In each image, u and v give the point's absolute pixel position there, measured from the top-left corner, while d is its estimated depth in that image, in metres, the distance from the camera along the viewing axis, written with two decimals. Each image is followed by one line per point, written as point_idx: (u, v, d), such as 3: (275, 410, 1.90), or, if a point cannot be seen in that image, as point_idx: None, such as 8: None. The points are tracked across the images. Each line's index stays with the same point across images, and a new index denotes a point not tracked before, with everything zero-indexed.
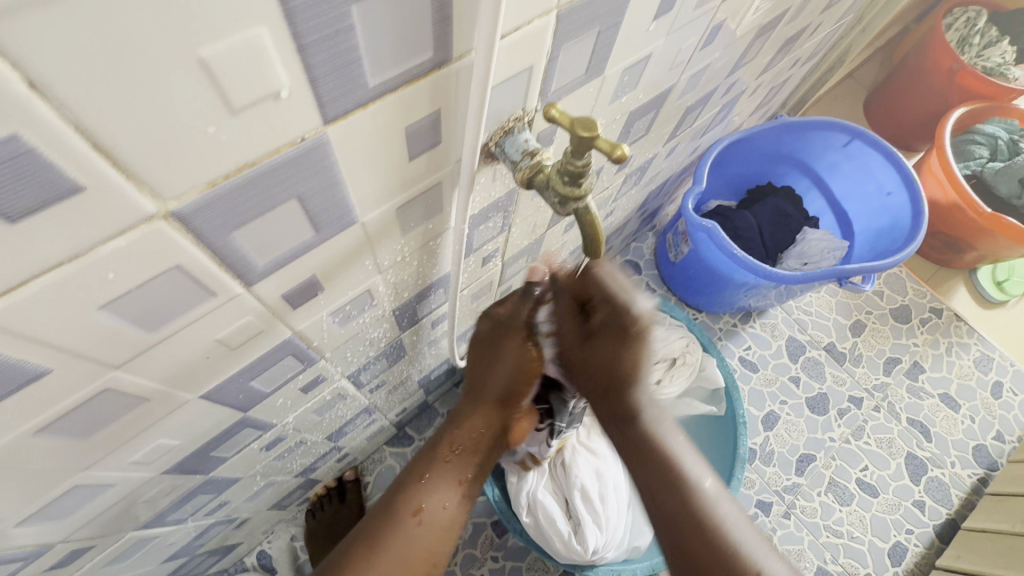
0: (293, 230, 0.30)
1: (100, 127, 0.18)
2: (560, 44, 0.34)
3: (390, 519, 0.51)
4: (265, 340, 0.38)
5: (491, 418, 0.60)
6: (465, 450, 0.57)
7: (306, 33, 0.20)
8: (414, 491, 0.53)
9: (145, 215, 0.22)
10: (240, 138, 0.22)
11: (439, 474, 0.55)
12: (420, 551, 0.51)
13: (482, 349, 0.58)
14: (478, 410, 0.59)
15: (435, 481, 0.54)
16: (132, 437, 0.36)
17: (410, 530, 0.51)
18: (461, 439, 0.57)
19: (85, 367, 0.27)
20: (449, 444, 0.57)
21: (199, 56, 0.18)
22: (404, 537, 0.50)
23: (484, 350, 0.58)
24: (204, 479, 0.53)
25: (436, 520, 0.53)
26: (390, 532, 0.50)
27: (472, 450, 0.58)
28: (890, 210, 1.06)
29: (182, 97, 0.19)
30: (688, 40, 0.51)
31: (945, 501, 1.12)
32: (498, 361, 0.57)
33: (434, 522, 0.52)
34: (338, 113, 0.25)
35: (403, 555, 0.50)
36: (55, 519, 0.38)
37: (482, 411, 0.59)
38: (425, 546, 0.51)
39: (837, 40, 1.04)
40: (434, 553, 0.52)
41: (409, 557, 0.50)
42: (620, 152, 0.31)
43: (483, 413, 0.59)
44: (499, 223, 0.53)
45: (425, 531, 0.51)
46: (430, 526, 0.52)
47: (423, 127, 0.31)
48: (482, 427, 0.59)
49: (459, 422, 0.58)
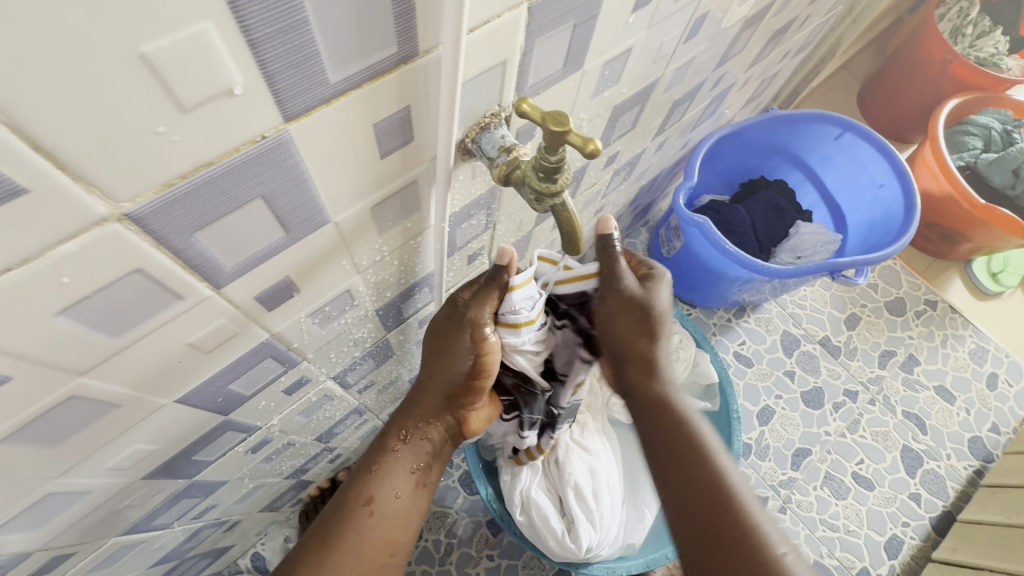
0: (260, 231, 0.29)
1: (39, 128, 0.17)
2: (534, 37, 0.34)
3: (342, 513, 0.51)
4: (241, 342, 0.37)
5: (440, 407, 0.58)
6: (414, 439, 0.56)
7: (256, 28, 0.20)
8: (365, 484, 0.53)
9: (97, 218, 0.21)
10: (193, 137, 0.21)
11: (388, 464, 0.54)
12: (375, 542, 0.51)
13: (427, 339, 0.55)
14: (426, 398, 0.57)
15: (386, 471, 0.54)
16: (106, 443, 0.35)
17: (363, 522, 0.51)
18: (410, 429, 0.56)
19: (47, 373, 0.26)
20: (398, 434, 0.56)
21: (141, 53, 0.18)
22: (358, 530, 0.50)
23: (434, 340, 0.55)
24: (189, 483, 0.52)
25: (389, 508, 0.53)
26: (342, 526, 0.50)
27: (423, 438, 0.57)
28: (882, 203, 1.05)
29: (126, 94, 0.18)
30: (671, 32, 0.50)
31: (940, 493, 1.12)
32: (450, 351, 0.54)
33: (387, 513, 0.52)
34: (299, 110, 0.24)
35: (358, 547, 0.50)
36: (31, 527, 0.37)
37: (427, 399, 0.57)
38: (381, 537, 0.51)
39: (828, 32, 1.03)
40: (391, 542, 0.52)
41: (365, 548, 0.50)
42: (592, 147, 0.30)
43: (431, 402, 0.57)
44: (483, 221, 0.53)
45: (378, 522, 0.52)
46: (384, 517, 0.52)
47: (393, 124, 0.30)
48: (429, 417, 0.57)
49: (408, 412, 0.57)
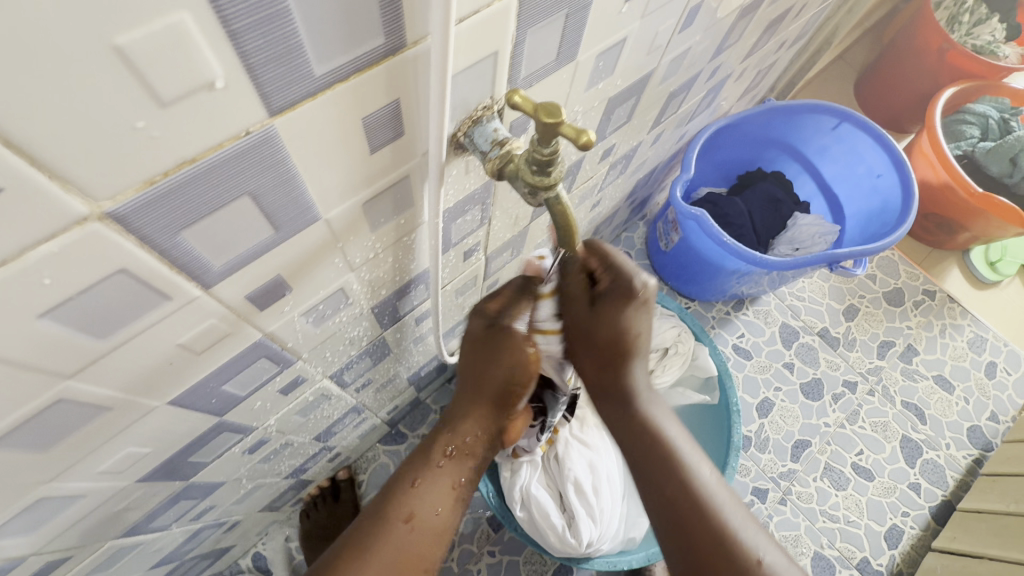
0: (248, 229, 0.29)
1: (10, 123, 0.17)
2: (526, 28, 0.33)
3: (380, 523, 0.50)
4: (233, 343, 0.37)
5: (486, 421, 0.58)
6: (459, 455, 0.56)
7: (236, 19, 0.19)
8: (406, 496, 0.52)
9: (77, 218, 0.21)
10: (174, 132, 0.21)
11: (431, 478, 0.54)
12: (411, 558, 0.49)
13: (469, 351, 0.56)
14: (472, 413, 0.58)
15: (429, 486, 0.53)
16: (99, 444, 0.35)
17: (402, 535, 0.50)
18: (456, 444, 0.56)
19: (33, 376, 0.26)
20: (443, 448, 0.56)
21: (115, 44, 0.17)
22: (396, 543, 0.49)
23: (474, 353, 0.55)
24: (185, 485, 0.52)
25: (428, 525, 0.52)
26: (379, 537, 0.49)
27: (468, 456, 0.57)
28: (880, 193, 1.05)
29: (103, 87, 0.18)
30: (666, 22, 0.49)
31: (940, 483, 1.12)
32: (487, 364, 0.55)
33: (426, 527, 0.51)
34: (283, 104, 0.24)
35: (395, 561, 0.48)
36: (24, 533, 0.37)
37: (477, 415, 0.58)
38: (417, 551, 0.50)
39: (824, 22, 1.02)
40: (426, 557, 0.51)
41: (400, 562, 0.49)
42: (585, 139, 0.29)
43: (478, 415, 0.58)
44: (477, 216, 0.52)
45: (417, 537, 0.50)
46: (422, 531, 0.51)
47: (381, 119, 0.29)
48: (476, 432, 0.58)
49: (453, 426, 0.57)
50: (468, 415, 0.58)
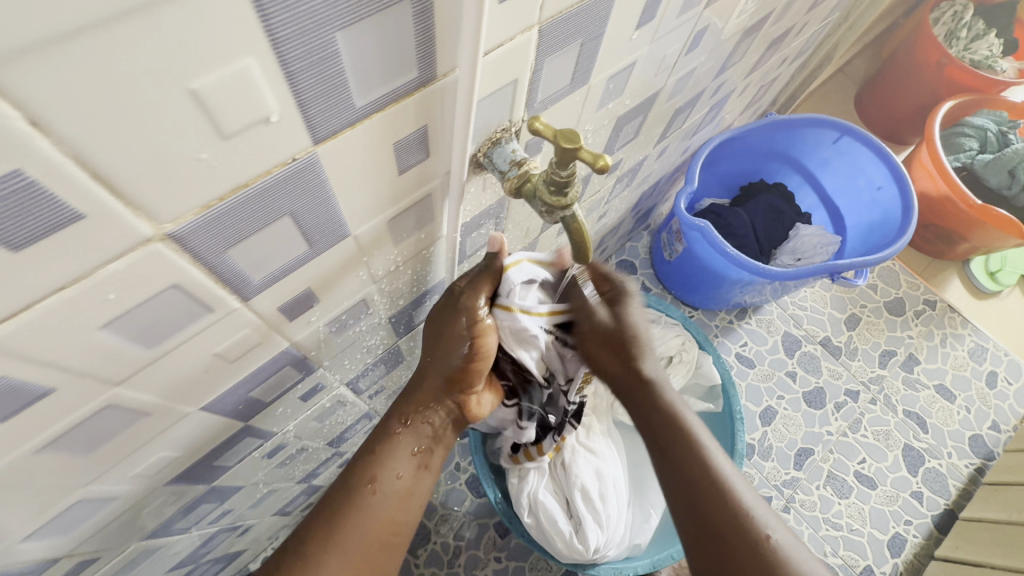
0: (287, 246, 0.31)
1: (96, 158, 0.19)
2: (544, 56, 0.35)
3: (346, 491, 0.50)
4: (263, 351, 0.39)
5: (440, 391, 0.58)
6: (415, 423, 0.56)
7: (293, 61, 0.21)
8: (370, 463, 0.53)
9: (142, 239, 0.23)
10: (230, 161, 0.23)
11: (393, 444, 0.54)
12: (378, 521, 0.50)
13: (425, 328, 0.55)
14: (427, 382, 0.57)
15: (389, 454, 0.54)
16: (137, 448, 0.36)
17: (366, 500, 0.50)
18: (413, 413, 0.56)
19: (87, 384, 0.27)
20: (402, 418, 0.56)
21: (190, 88, 0.19)
22: (363, 507, 0.50)
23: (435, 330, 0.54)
24: (208, 488, 0.53)
25: (394, 492, 0.52)
26: (345, 505, 0.50)
27: (425, 422, 0.57)
28: (880, 205, 1.06)
29: (178, 126, 0.20)
30: (673, 46, 0.52)
31: (942, 491, 1.13)
32: (441, 349, 0.55)
33: (391, 491, 0.52)
34: (327, 133, 0.26)
35: (365, 531, 0.49)
36: (61, 533, 0.38)
37: (431, 384, 0.57)
38: (385, 514, 0.51)
39: (824, 39, 1.05)
40: (395, 520, 0.52)
41: (368, 525, 0.50)
42: (602, 163, 0.31)
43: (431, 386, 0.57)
44: (491, 230, 0.54)
45: (385, 504, 0.51)
46: (387, 494, 0.52)
47: (411, 142, 0.31)
48: (429, 401, 0.57)
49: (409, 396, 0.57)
50: (419, 386, 0.57)
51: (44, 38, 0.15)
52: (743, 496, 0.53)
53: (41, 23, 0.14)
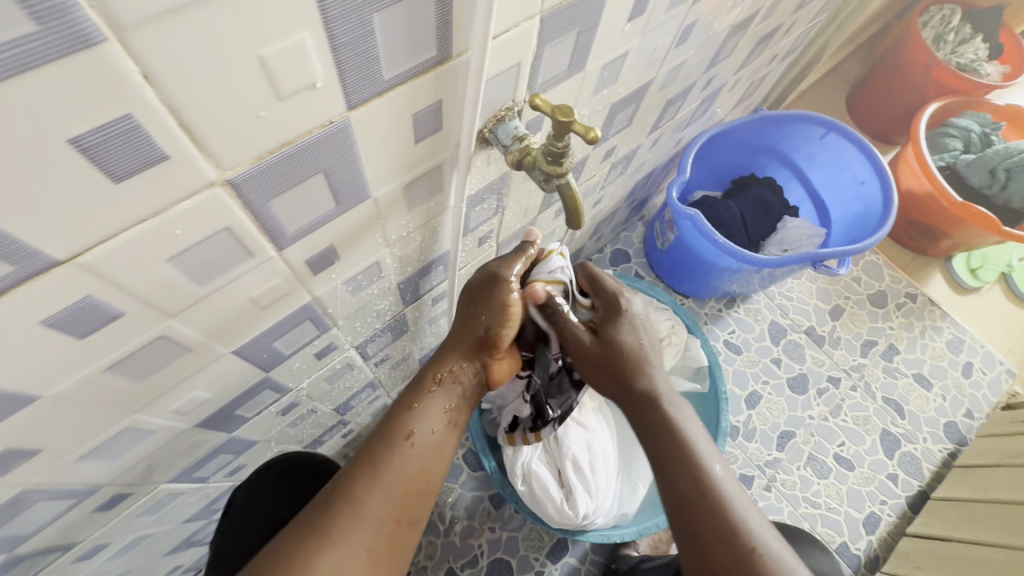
0: (318, 201, 0.35)
1: (184, 108, 0.23)
2: (545, 43, 0.40)
3: (385, 443, 0.54)
4: (289, 301, 0.43)
5: (473, 353, 0.61)
6: (448, 385, 0.60)
7: (338, 36, 0.26)
8: (406, 418, 0.56)
9: (208, 182, 0.27)
10: (282, 120, 0.27)
11: (427, 402, 0.58)
12: (414, 472, 0.54)
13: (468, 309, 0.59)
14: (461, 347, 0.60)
15: (423, 410, 0.57)
16: (177, 383, 0.41)
17: (404, 452, 0.54)
18: (445, 374, 0.60)
19: (149, 311, 0.32)
20: (435, 378, 0.60)
21: (260, 55, 0.24)
22: (400, 459, 0.54)
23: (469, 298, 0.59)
24: (228, 437, 0.58)
25: (428, 444, 0.56)
26: (386, 455, 0.53)
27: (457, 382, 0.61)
28: (863, 199, 1.12)
29: (246, 87, 0.24)
30: (663, 39, 0.56)
31: (916, 474, 1.19)
32: (473, 313, 0.59)
33: (425, 444, 0.56)
34: (359, 101, 0.30)
35: (402, 476, 0.53)
36: (106, 460, 0.43)
37: (461, 351, 0.61)
38: (419, 465, 0.55)
39: (812, 38, 1.10)
40: (428, 472, 0.55)
41: (405, 475, 0.53)
42: (592, 135, 0.36)
43: (463, 351, 0.61)
44: (493, 205, 0.59)
45: (420, 454, 0.55)
46: (422, 447, 0.56)
47: (427, 114, 0.36)
48: (463, 364, 0.61)
49: (443, 358, 0.60)
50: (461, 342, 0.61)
51: (165, 8, 0.19)
52: (718, 454, 0.58)
53: None
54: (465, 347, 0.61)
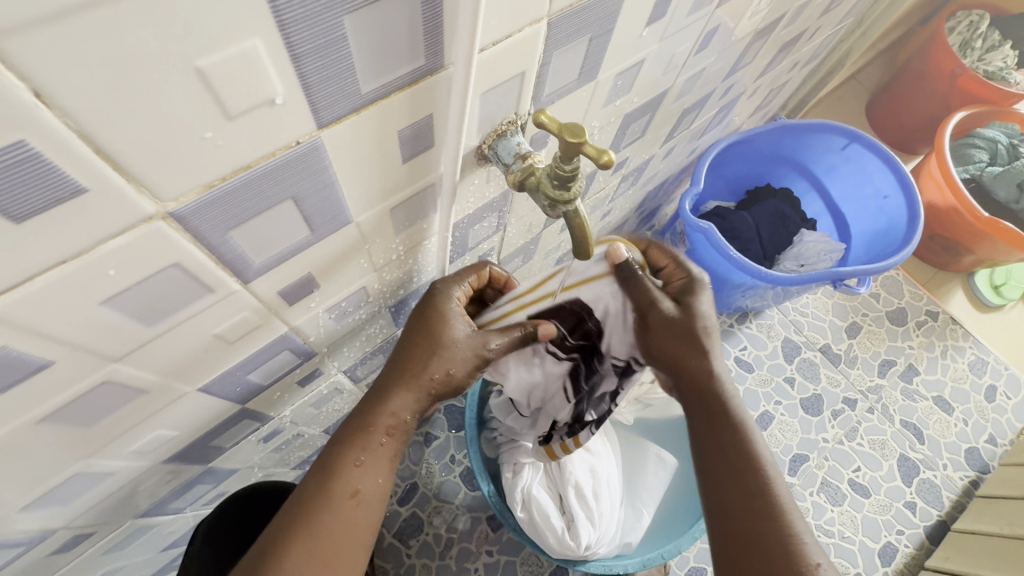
0: (288, 230, 0.31)
1: (100, 132, 0.19)
2: (552, 50, 0.35)
3: (324, 504, 0.44)
4: (262, 334, 0.39)
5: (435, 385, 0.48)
6: (403, 429, 0.48)
7: (300, 44, 0.21)
8: (349, 471, 0.45)
9: (144, 216, 0.23)
10: (234, 142, 0.23)
11: (377, 449, 0.46)
12: (360, 531, 0.45)
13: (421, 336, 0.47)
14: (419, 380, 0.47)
15: (371, 464, 0.46)
16: (134, 425, 0.37)
17: (347, 513, 0.44)
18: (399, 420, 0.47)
19: (86, 358, 0.28)
20: (384, 425, 0.46)
21: (196, 66, 0.19)
22: (344, 522, 0.44)
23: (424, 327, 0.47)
24: (203, 469, 0.54)
25: (377, 499, 0.46)
26: (325, 519, 0.43)
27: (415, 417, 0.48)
28: (887, 213, 1.06)
29: (183, 105, 0.20)
30: (683, 45, 0.51)
31: (935, 502, 1.13)
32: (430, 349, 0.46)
33: (374, 497, 0.46)
34: (332, 118, 0.26)
35: (346, 544, 0.44)
36: (57, 506, 0.39)
37: (417, 389, 0.47)
38: (366, 523, 0.45)
39: (837, 44, 1.04)
40: (376, 524, 0.46)
41: (350, 538, 0.44)
42: (606, 159, 0.31)
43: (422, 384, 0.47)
44: (494, 223, 0.54)
45: (368, 513, 0.46)
46: (369, 502, 0.46)
47: (415, 131, 0.31)
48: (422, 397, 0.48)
49: (393, 395, 0.47)
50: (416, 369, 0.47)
51: (54, 11, 0.15)
52: None
53: None
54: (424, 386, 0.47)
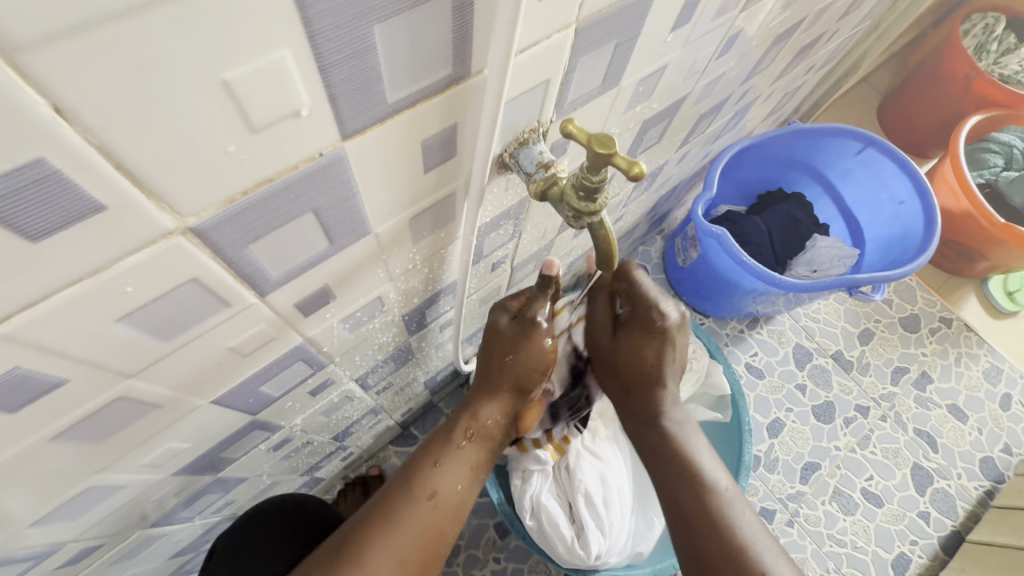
0: (307, 242, 0.30)
1: (122, 148, 0.18)
2: (578, 57, 0.34)
3: (407, 499, 0.49)
4: (276, 346, 0.38)
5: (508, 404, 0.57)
6: (477, 441, 0.55)
7: (328, 54, 0.20)
8: (430, 473, 0.51)
9: (164, 231, 0.22)
10: (257, 156, 0.22)
11: (454, 457, 0.53)
12: (432, 534, 0.48)
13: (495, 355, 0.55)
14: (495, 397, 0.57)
15: (449, 465, 0.52)
16: (146, 439, 0.36)
17: (425, 512, 0.49)
18: (478, 428, 0.55)
19: (99, 375, 0.27)
20: (465, 430, 0.55)
21: (222, 78, 0.18)
22: (422, 519, 0.48)
23: (499, 341, 0.55)
24: (214, 479, 0.53)
25: (449, 506, 0.51)
26: (406, 513, 0.48)
27: (487, 435, 0.56)
28: (902, 219, 1.04)
29: (207, 119, 0.19)
30: (705, 50, 0.50)
31: (950, 513, 1.11)
32: (508, 363, 0.55)
33: (448, 504, 0.50)
34: (356, 129, 0.25)
35: (417, 541, 0.47)
36: (67, 519, 0.38)
37: (497, 401, 0.56)
38: (439, 527, 0.49)
39: (853, 47, 1.03)
40: (445, 535, 0.50)
41: (422, 538, 0.48)
42: (637, 170, 0.30)
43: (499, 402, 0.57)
44: (509, 231, 0.53)
45: (440, 517, 0.49)
46: (444, 508, 0.50)
47: (438, 141, 0.31)
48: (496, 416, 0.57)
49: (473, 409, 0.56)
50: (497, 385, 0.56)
51: (79, 23, 0.14)
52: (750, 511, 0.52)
53: (76, 8, 0.14)
54: (502, 398, 0.56)
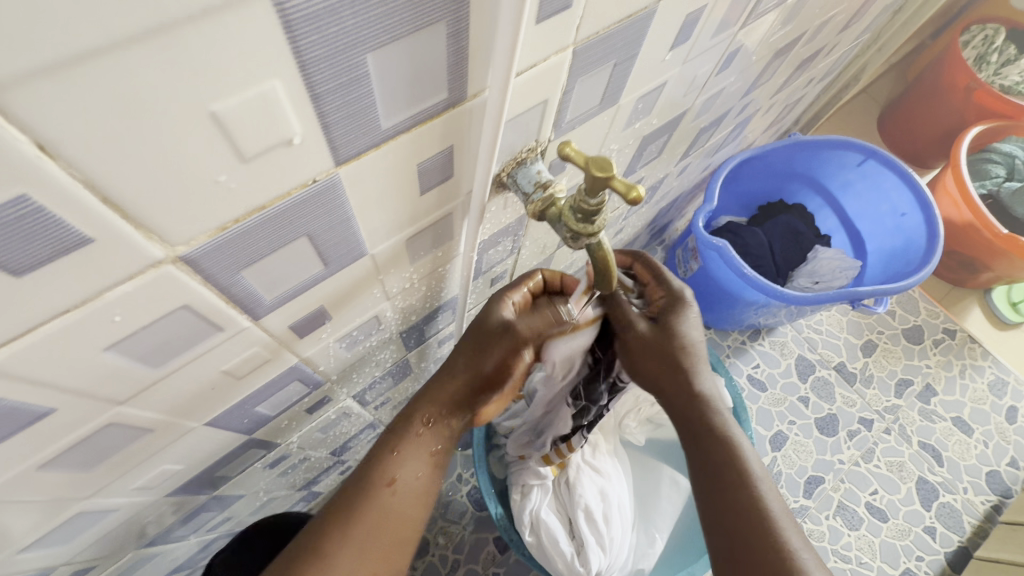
0: (301, 266, 0.29)
1: (108, 181, 0.17)
2: (576, 77, 0.34)
3: (362, 491, 0.46)
4: (271, 368, 0.37)
5: (474, 386, 0.52)
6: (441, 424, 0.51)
7: (320, 84, 0.20)
8: (386, 462, 0.48)
9: (153, 261, 0.21)
10: (249, 184, 0.22)
11: (412, 446, 0.49)
12: (393, 524, 0.47)
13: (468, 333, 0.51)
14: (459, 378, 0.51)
15: (407, 453, 0.49)
16: (139, 463, 0.35)
17: (384, 500, 0.46)
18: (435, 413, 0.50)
19: (88, 403, 0.26)
20: (422, 417, 0.50)
21: (211, 110, 0.18)
22: (379, 510, 0.46)
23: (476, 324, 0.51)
24: (210, 497, 0.52)
25: (411, 491, 0.48)
26: (361, 506, 0.45)
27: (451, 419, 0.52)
28: (904, 231, 1.04)
29: (197, 149, 0.19)
30: (704, 67, 0.50)
31: (956, 528, 1.10)
32: (478, 344, 0.51)
33: (408, 491, 0.48)
34: (350, 155, 0.24)
35: (378, 531, 0.45)
36: (58, 543, 0.37)
37: (457, 383, 0.51)
38: (400, 516, 0.47)
39: (853, 59, 1.03)
40: (409, 523, 0.48)
41: (381, 530, 0.46)
42: (635, 195, 0.30)
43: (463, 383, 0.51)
44: (508, 247, 0.53)
45: (400, 504, 0.47)
46: (404, 495, 0.48)
47: (435, 163, 0.30)
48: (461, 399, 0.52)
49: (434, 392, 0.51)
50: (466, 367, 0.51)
51: (58, 61, 0.14)
52: None
53: (59, 48, 0.14)
54: (465, 380, 0.51)
